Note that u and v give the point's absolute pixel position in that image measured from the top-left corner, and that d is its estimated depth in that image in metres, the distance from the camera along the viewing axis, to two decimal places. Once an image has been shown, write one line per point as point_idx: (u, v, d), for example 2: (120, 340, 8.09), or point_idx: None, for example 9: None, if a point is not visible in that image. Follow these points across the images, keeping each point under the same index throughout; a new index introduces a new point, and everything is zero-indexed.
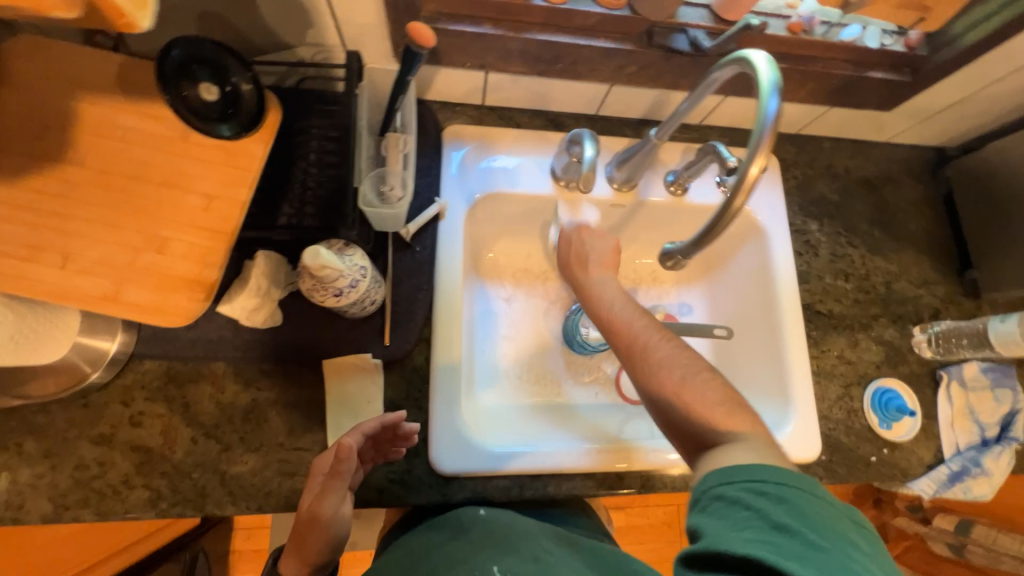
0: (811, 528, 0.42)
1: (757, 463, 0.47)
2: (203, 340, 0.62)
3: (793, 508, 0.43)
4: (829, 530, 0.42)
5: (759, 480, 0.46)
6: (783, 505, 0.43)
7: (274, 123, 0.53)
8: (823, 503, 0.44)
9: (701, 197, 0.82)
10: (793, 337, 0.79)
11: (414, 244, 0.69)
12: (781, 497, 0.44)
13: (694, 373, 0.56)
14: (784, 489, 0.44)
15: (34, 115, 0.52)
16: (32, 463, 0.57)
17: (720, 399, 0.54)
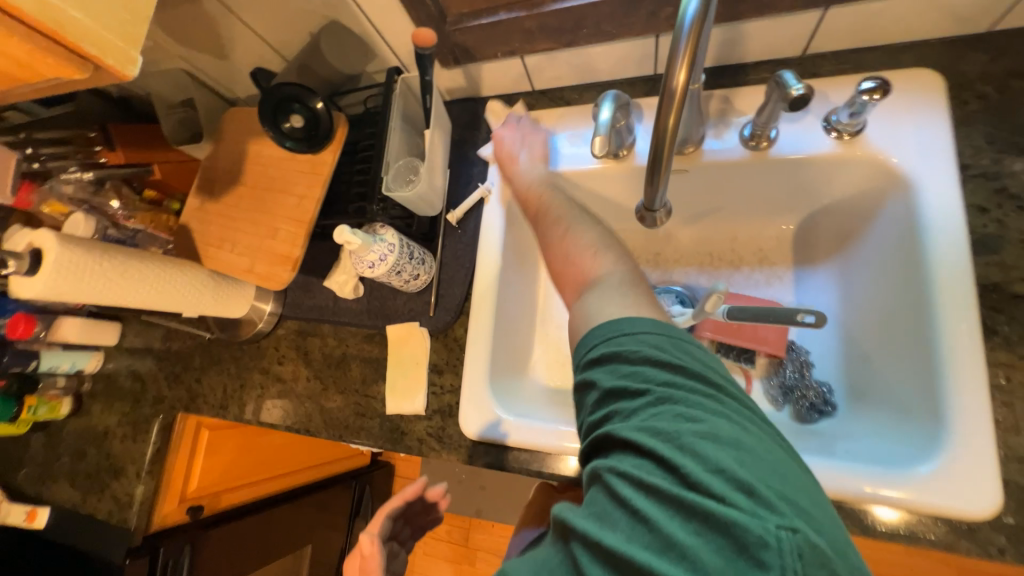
0: (638, 381, 0.43)
1: (595, 327, 0.49)
2: (316, 306, 0.84)
3: (615, 365, 0.45)
4: (640, 372, 0.43)
5: (591, 348, 0.48)
6: (613, 369, 0.45)
7: (341, 137, 0.70)
8: (632, 342, 0.45)
9: (792, 147, 0.64)
10: (955, 325, 0.53)
11: (460, 227, 0.78)
12: (606, 362, 0.45)
13: (574, 228, 0.61)
14: (612, 347, 0.46)
15: (230, 157, 0.82)
16: (233, 380, 0.89)
17: (587, 251, 0.59)
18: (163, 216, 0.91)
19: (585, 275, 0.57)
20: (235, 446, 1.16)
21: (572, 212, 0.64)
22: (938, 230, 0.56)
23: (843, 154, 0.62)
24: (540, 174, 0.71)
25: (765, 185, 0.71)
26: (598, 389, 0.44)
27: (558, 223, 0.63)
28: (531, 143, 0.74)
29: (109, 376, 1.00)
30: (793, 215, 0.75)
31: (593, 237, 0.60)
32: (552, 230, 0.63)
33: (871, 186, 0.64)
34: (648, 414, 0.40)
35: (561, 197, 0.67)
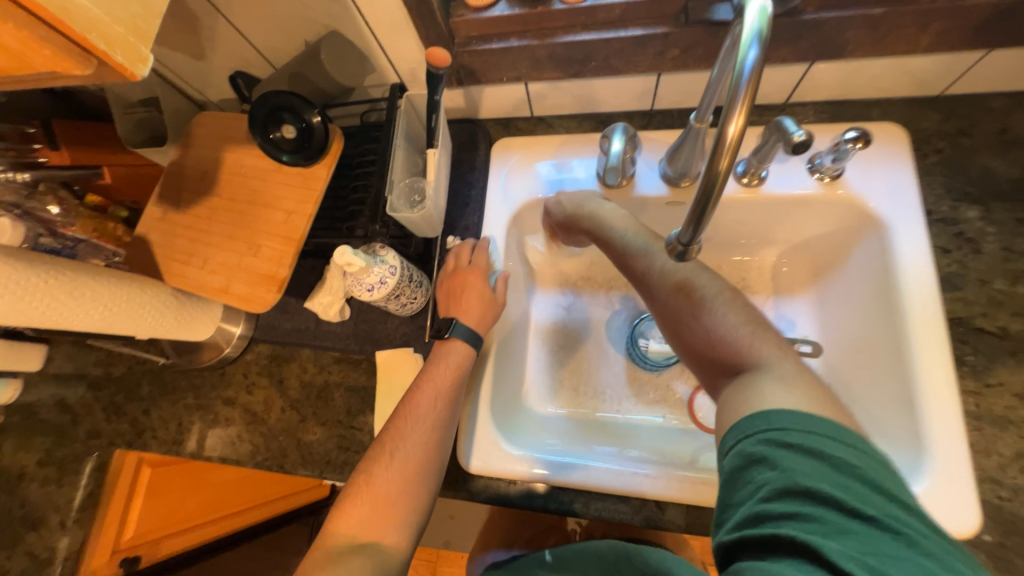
0: (841, 487, 0.39)
1: (768, 410, 0.46)
2: (295, 329, 0.78)
3: (812, 463, 0.41)
4: (840, 480, 0.40)
5: (777, 430, 0.44)
6: (806, 460, 0.41)
7: (336, 151, 0.67)
8: (834, 448, 0.42)
9: (781, 186, 0.69)
10: (927, 352, 0.58)
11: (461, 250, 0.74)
12: (803, 452, 0.42)
13: (674, 278, 0.62)
14: (797, 434, 0.43)
15: (201, 164, 0.75)
16: (190, 411, 0.79)
17: (691, 307, 0.60)
18: (111, 228, 0.82)
19: (691, 326, 0.60)
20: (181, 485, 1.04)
21: (671, 260, 0.64)
22: (910, 268, 0.62)
23: (826, 195, 0.67)
24: (625, 219, 0.69)
25: (750, 218, 0.75)
26: (782, 476, 0.41)
27: (661, 273, 0.63)
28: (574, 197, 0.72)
29: (29, 407, 0.86)
30: (772, 247, 0.81)
31: (683, 284, 0.62)
32: (648, 279, 0.65)
33: (847, 225, 0.70)
34: (848, 528, 0.37)
35: (656, 246, 0.66)
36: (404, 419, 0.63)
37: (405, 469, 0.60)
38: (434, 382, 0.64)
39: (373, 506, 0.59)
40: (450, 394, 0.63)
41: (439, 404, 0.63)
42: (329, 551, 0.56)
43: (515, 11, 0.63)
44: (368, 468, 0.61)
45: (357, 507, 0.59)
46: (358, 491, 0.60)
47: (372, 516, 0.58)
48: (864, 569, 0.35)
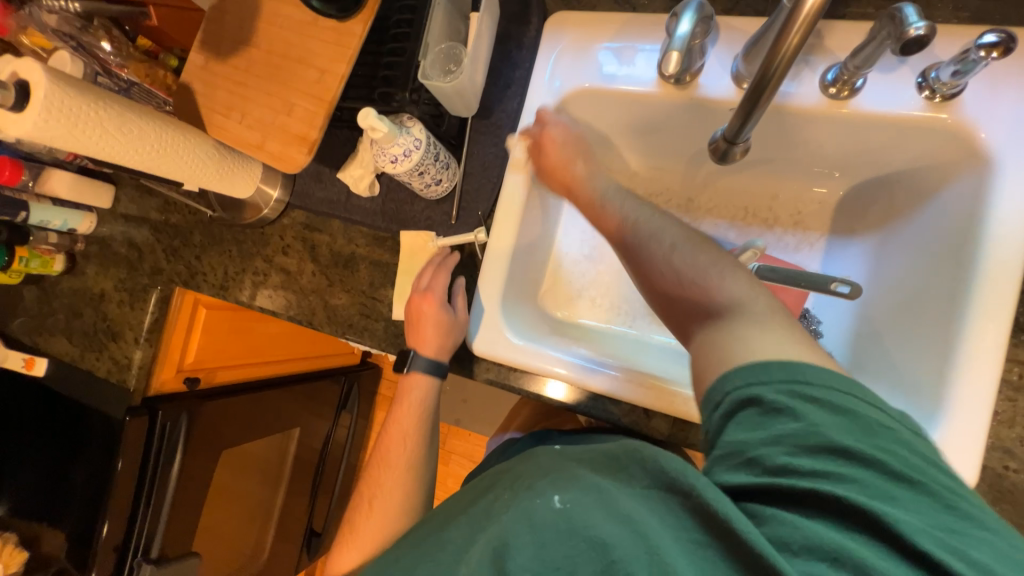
0: (875, 441, 0.36)
1: (763, 362, 0.41)
2: (327, 199, 0.80)
3: (842, 416, 0.38)
4: (872, 438, 0.37)
5: (800, 382, 0.39)
6: (836, 415, 0.37)
7: (372, 8, 0.62)
8: (862, 401, 0.38)
9: (876, 101, 0.58)
10: (983, 312, 0.53)
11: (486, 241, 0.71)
12: (831, 406, 0.38)
13: (659, 223, 0.53)
14: (832, 391, 0.38)
15: (239, 10, 0.72)
16: (235, 263, 0.86)
17: (674, 240, 0.51)
18: (162, 74, 0.82)
19: (694, 282, 0.49)
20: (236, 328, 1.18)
21: (661, 219, 0.54)
22: (1000, 218, 0.53)
23: (929, 119, 0.56)
24: (608, 185, 0.60)
25: (826, 141, 0.66)
26: (811, 433, 0.37)
27: (647, 231, 0.53)
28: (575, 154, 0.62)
29: (103, 239, 0.97)
30: (843, 179, 0.71)
31: (670, 230, 0.53)
32: (638, 240, 0.53)
33: (943, 159, 0.59)
34: (879, 490, 0.35)
35: (644, 206, 0.56)
36: (381, 466, 0.71)
37: (387, 504, 0.69)
38: (399, 425, 0.72)
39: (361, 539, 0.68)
40: (414, 438, 0.72)
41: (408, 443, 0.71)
42: None
43: None
44: (354, 516, 0.70)
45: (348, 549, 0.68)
46: (347, 538, 0.69)
47: (362, 552, 0.67)
48: (903, 529, 0.33)
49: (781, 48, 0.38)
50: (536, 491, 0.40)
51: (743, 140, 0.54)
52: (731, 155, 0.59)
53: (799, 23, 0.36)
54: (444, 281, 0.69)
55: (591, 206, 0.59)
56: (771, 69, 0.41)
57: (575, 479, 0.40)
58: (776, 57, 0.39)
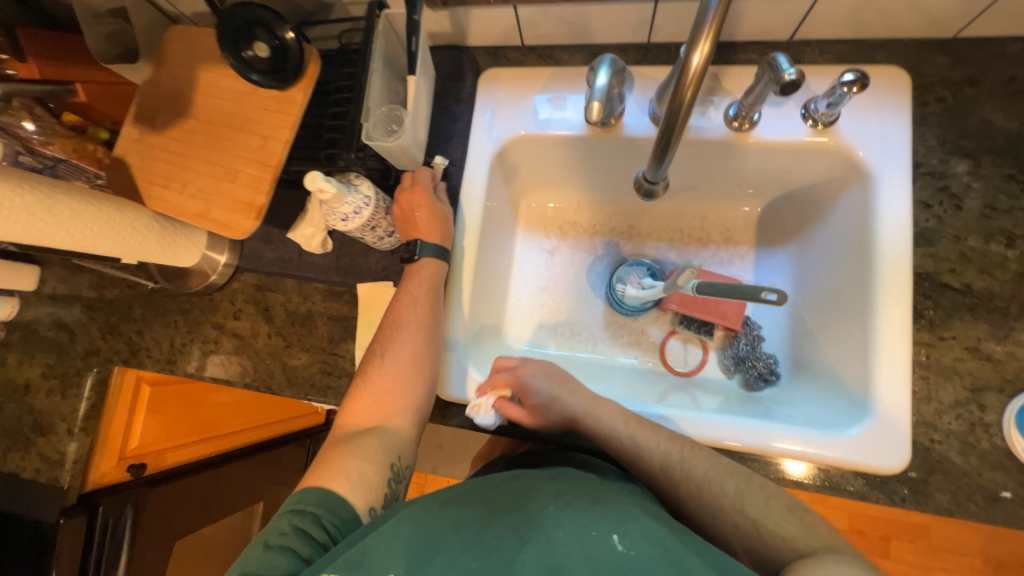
0: None
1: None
2: (279, 259, 0.79)
3: None
4: None
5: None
6: None
7: (313, 74, 0.65)
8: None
9: (772, 131, 0.67)
10: (889, 304, 0.60)
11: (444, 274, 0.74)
12: None
13: (702, 463, 0.56)
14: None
15: (173, 82, 0.72)
16: (182, 334, 0.82)
17: (721, 478, 0.55)
18: (94, 150, 0.80)
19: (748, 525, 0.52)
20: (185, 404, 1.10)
21: (704, 461, 0.56)
22: (889, 222, 0.61)
23: (817, 143, 0.65)
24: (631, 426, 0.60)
25: (738, 166, 0.74)
26: None
27: (688, 477, 0.56)
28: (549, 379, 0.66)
29: (28, 324, 0.90)
30: (758, 198, 0.80)
31: (716, 470, 0.56)
32: (678, 486, 0.56)
33: (834, 175, 0.69)
34: None
35: (685, 443, 0.59)
36: (391, 327, 0.66)
37: (399, 364, 0.64)
38: (411, 294, 0.67)
39: (375, 397, 0.64)
40: (427, 304, 0.67)
41: (419, 309, 0.66)
42: (344, 437, 0.62)
43: None
44: (364, 369, 0.66)
45: (360, 401, 0.64)
46: (357, 391, 0.65)
47: (371, 408, 0.63)
48: None
49: (680, 98, 0.43)
50: (592, 521, 0.47)
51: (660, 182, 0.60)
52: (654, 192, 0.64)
53: (692, 77, 0.42)
54: (428, 178, 0.69)
55: (614, 444, 0.60)
56: (676, 114, 0.46)
57: (634, 525, 0.46)
58: (677, 104, 0.44)
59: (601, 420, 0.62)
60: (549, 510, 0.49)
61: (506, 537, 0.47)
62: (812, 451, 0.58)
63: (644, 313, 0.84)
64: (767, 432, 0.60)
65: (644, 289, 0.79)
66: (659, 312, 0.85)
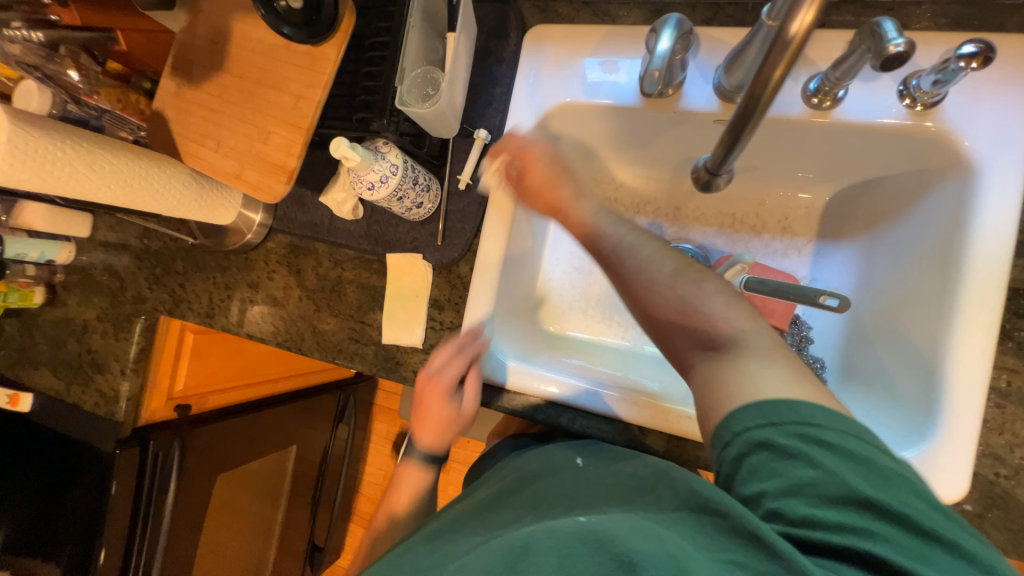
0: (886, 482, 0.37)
1: (768, 401, 0.42)
2: (310, 223, 0.78)
3: (855, 461, 0.38)
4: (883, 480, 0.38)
5: (811, 427, 0.40)
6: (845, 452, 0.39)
7: (347, 29, 0.61)
8: (871, 444, 0.39)
9: (859, 111, 0.58)
10: (972, 321, 0.53)
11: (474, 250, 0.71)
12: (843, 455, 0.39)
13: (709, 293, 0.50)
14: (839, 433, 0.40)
15: (208, 32, 0.69)
16: (220, 290, 0.85)
17: (705, 294, 0.50)
18: (137, 101, 0.79)
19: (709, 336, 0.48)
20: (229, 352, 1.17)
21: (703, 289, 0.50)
22: (987, 226, 0.53)
23: (912, 127, 0.56)
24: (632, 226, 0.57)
25: (809, 149, 0.66)
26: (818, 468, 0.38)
27: (658, 283, 0.51)
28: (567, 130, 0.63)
29: (84, 269, 0.95)
30: (829, 185, 0.71)
31: (714, 293, 0.50)
32: (656, 276, 0.52)
33: (926, 166, 0.59)
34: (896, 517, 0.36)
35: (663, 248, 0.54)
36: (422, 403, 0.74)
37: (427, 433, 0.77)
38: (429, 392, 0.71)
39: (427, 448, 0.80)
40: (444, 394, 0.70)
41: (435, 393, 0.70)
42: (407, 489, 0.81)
43: None
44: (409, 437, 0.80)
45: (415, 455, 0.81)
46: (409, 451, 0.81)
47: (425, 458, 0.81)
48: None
49: (764, 78, 0.38)
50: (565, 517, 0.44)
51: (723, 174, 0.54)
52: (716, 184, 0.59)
53: (782, 57, 0.36)
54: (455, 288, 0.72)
55: (588, 229, 0.58)
56: (753, 99, 0.40)
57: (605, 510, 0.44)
58: (760, 85, 0.38)
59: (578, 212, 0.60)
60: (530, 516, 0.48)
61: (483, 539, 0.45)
62: None
63: None
64: None
65: None
66: None
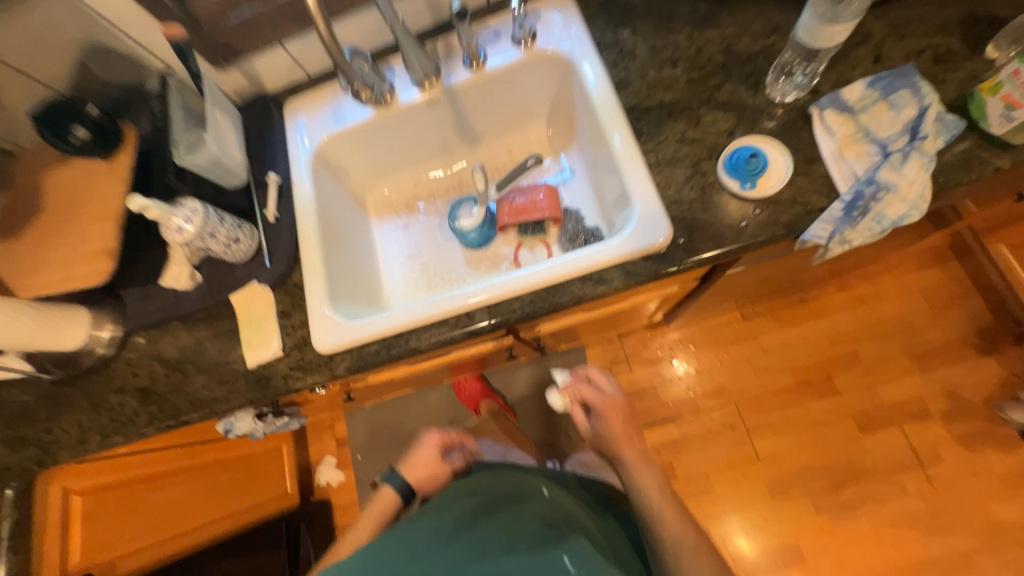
0: None
1: None
2: (157, 308, 0.88)
3: None
4: None
5: None
6: None
7: (134, 137, 0.81)
8: None
9: (498, 61, 0.88)
10: (617, 134, 0.77)
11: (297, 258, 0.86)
12: None
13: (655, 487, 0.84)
14: None
15: (18, 194, 0.84)
16: (87, 411, 0.87)
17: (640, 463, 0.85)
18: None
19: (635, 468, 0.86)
20: (144, 498, 1.11)
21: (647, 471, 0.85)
22: (593, 80, 0.81)
23: (530, 56, 0.87)
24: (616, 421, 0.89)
25: (501, 99, 0.95)
26: None
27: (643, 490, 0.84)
28: (597, 397, 0.91)
29: None
30: (539, 120, 1.00)
31: (653, 480, 0.85)
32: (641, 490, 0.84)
33: (559, 76, 0.89)
34: None
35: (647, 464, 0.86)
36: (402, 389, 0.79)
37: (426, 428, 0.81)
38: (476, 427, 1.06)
39: None
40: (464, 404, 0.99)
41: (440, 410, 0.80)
42: None
43: None
44: None
45: None
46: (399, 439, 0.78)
47: None
48: None
49: (322, 32, 0.64)
50: (546, 550, 0.61)
51: (432, 68, 0.87)
52: (365, 99, 0.88)
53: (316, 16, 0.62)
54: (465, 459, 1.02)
55: (602, 439, 0.90)
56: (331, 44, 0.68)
57: (577, 555, 0.60)
58: (326, 37, 0.66)
59: (605, 421, 0.89)
60: (519, 545, 0.63)
61: (459, 552, 0.63)
62: (600, 256, 0.72)
63: (493, 241, 1.00)
64: (566, 261, 0.73)
65: (473, 216, 0.95)
66: (504, 235, 1.00)
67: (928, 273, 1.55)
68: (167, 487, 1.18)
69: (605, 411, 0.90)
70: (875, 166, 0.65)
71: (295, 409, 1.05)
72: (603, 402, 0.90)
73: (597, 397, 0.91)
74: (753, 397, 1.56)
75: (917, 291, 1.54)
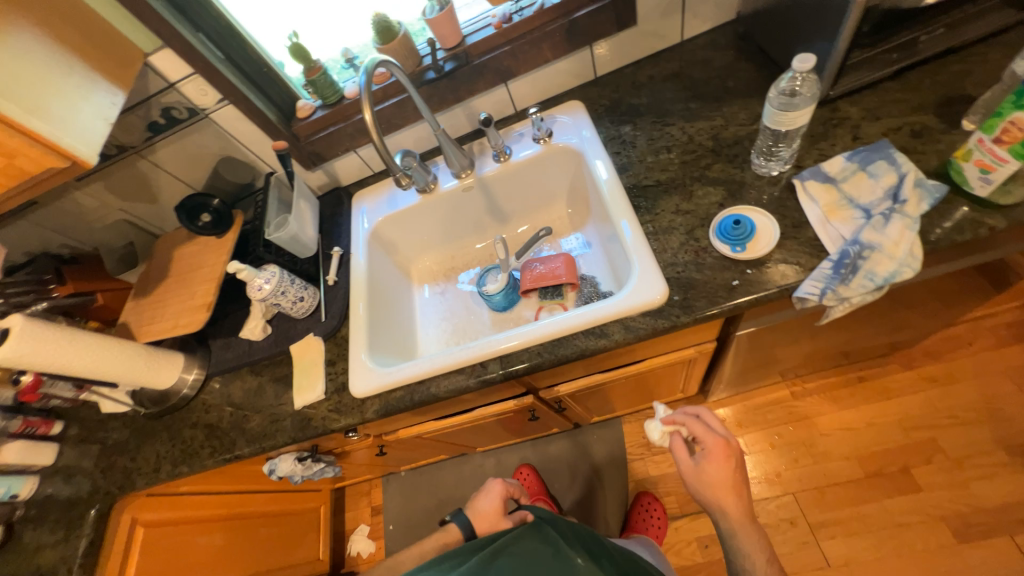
0: None
1: None
2: (235, 356, 1.06)
3: None
4: None
5: None
6: None
7: (239, 220, 1.06)
8: None
9: (521, 154, 1.06)
10: (618, 207, 0.88)
11: (346, 315, 1.01)
12: None
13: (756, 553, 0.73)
14: None
15: (156, 265, 1.11)
16: (167, 443, 1.03)
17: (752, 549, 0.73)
18: (84, 322, 1.06)
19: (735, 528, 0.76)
20: (193, 538, 1.20)
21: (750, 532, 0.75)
22: (598, 165, 0.95)
23: (547, 149, 1.04)
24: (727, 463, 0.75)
25: (525, 184, 1.11)
26: None
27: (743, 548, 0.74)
28: (702, 434, 0.78)
29: (45, 498, 1.08)
30: (560, 200, 1.15)
31: (758, 547, 0.74)
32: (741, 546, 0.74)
33: (573, 163, 1.05)
34: None
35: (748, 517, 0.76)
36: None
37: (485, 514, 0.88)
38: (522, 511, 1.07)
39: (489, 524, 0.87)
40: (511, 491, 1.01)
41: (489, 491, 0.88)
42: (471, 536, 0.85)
43: (326, 114, 1.07)
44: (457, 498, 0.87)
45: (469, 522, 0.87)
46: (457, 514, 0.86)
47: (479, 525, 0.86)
48: None
49: (375, 141, 0.85)
50: None
51: (466, 162, 1.06)
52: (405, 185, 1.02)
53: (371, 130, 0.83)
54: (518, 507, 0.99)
55: (696, 486, 0.78)
56: (382, 149, 0.88)
57: None
58: (379, 145, 0.86)
59: (708, 471, 0.76)
60: None
61: None
62: (601, 312, 0.79)
63: (517, 304, 1.10)
64: (571, 316, 0.81)
65: (498, 282, 1.06)
66: (527, 299, 1.10)
67: (1011, 351, 1.38)
68: (214, 530, 1.26)
69: (706, 462, 0.76)
70: (859, 228, 0.69)
71: (331, 458, 1.14)
72: (710, 442, 0.77)
73: (699, 433, 0.79)
74: (816, 489, 1.37)
75: (1001, 371, 1.37)
